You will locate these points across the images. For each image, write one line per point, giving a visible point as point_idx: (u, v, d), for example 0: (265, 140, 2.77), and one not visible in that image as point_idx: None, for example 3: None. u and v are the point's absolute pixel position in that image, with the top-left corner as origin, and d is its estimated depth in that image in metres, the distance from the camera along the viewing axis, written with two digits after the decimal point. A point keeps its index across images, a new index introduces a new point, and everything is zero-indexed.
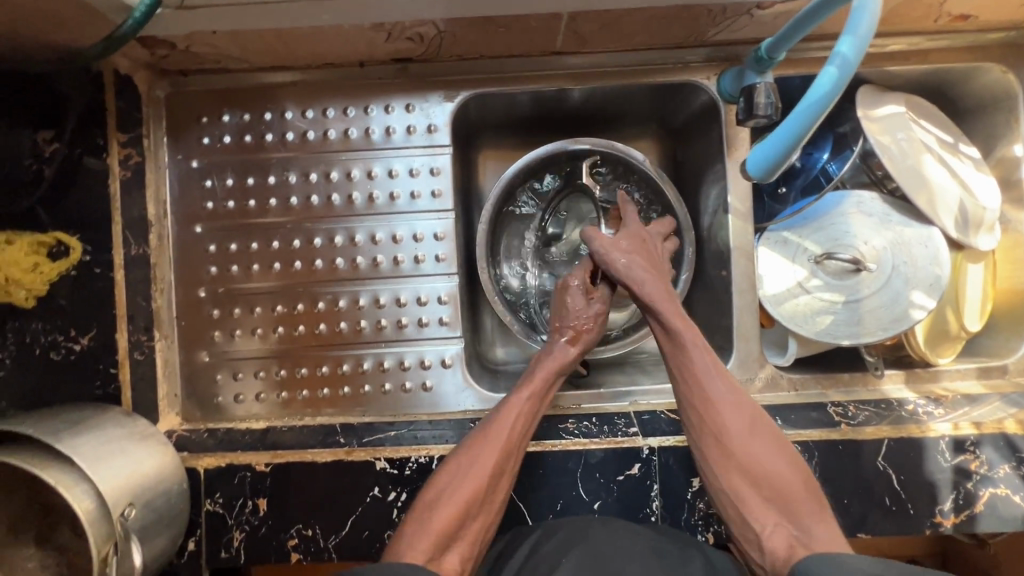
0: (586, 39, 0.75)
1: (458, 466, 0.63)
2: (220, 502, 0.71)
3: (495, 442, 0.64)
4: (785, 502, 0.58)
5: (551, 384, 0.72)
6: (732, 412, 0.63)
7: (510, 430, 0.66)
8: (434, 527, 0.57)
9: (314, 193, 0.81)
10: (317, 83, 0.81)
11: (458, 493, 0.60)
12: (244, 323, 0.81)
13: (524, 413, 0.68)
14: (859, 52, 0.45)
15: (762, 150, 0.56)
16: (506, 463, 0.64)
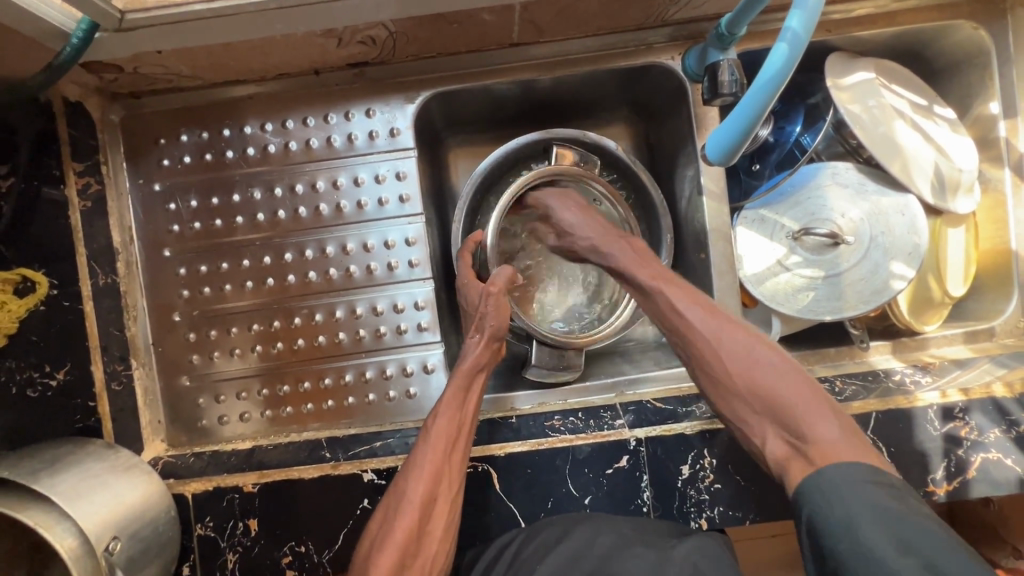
0: (543, 28, 0.73)
1: (392, 505, 0.62)
2: (211, 526, 0.71)
3: (422, 469, 0.63)
4: (788, 419, 0.56)
5: (469, 391, 0.71)
6: (727, 337, 0.61)
7: (438, 451, 0.65)
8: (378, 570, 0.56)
9: (280, 207, 0.80)
10: (273, 95, 0.79)
11: (398, 525, 0.59)
12: (222, 344, 0.80)
13: (446, 433, 0.66)
14: (808, 28, 0.44)
15: (722, 134, 0.55)
16: (437, 491, 0.63)
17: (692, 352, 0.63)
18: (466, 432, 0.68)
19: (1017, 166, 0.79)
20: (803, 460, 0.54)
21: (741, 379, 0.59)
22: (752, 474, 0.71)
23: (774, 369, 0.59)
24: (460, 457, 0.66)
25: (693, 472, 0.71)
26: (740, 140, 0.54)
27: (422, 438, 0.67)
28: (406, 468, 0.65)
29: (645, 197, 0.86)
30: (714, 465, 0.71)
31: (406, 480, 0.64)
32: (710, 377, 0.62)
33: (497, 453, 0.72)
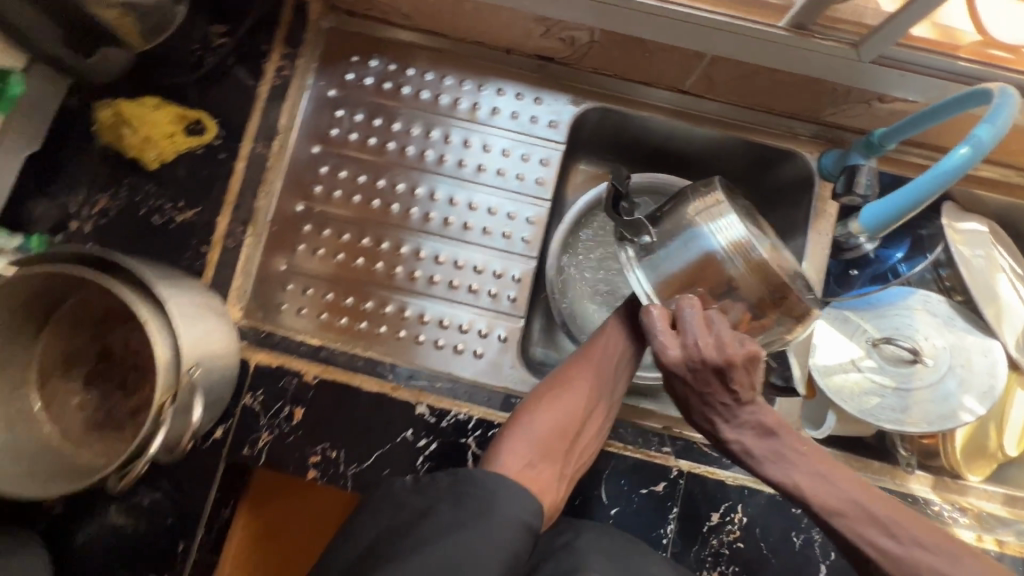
0: (714, 85, 0.82)
1: (551, 390, 0.73)
2: (259, 400, 0.73)
3: (586, 375, 0.73)
4: None
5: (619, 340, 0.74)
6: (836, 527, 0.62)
7: (604, 358, 0.74)
8: (521, 460, 0.67)
9: (430, 149, 0.85)
10: (462, 54, 0.87)
11: (542, 426, 0.69)
12: (328, 245, 0.83)
13: (612, 349, 0.74)
14: (993, 139, 0.55)
15: (881, 212, 0.66)
16: (597, 393, 0.73)
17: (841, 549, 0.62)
18: (632, 352, 0.75)
19: None
20: None
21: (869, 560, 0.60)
22: (775, 544, 0.72)
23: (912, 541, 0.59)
24: (623, 375, 0.75)
25: (720, 521, 0.72)
26: (891, 220, 0.66)
27: (572, 364, 0.74)
28: (551, 383, 0.73)
29: None
30: (743, 523, 0.72)
31: (547, 391, 0.73)
32: None
33: None
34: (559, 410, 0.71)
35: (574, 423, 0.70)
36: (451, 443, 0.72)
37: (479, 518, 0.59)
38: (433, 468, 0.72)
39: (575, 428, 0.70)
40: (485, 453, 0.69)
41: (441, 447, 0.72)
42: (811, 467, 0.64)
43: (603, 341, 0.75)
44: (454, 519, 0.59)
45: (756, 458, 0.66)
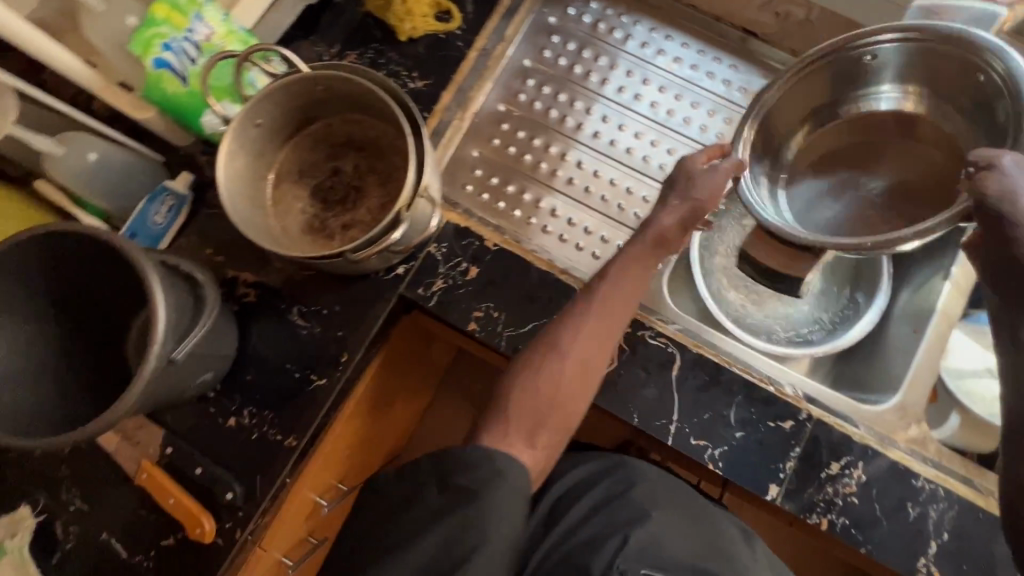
0: None
1: (544, 349, 0.70)
2: (442, 251, 0.81)
3: (589, 330, 0.70)
4: None
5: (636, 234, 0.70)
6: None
7: (584, 321, 0.71)
8: (532, 406, 0.68)
9: (625, 86, 0.95)
10: (673, 14, 0.97)
11: (541, 377, 0.69)
12: (519, 144, 0.92)
13: (619, 296, 0.72)
14: None
15: None
16: (600, 352, 0.71)
17: None
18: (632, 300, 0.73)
19: None
20: None
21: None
22: (889, 509, 0.73)
23: None
24: (625, 322, 0.73)
25: (839, 472, 0.74)
26: None
27: (570, 314, 0.72)
28: (535, 347, 0.71)
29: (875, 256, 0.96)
30: (861, 480, 0.74)
31: (559, 335, 0.71)
32: None
33: (691, 347, 0.78)
34: (572, 351, 0.70)
35: (589, 368, 0.70)
36: None
37: (482, 499, 0.62)
38: None
39: (577, 360, 0.70)
40: (495, 394, 0.71)
41: None
42: None
43: (603, 284, 0.73)
44: (438, 504, 0.64)
45: None
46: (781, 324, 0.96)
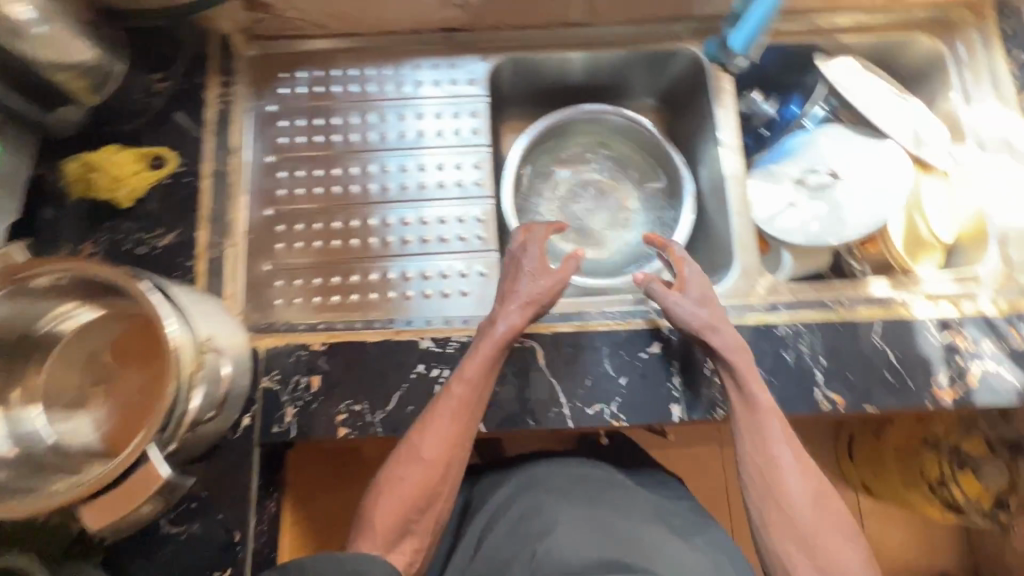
0: (596, 9, 0.95)
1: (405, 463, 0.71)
2: (276, 379, 0.78)
3: (448, 401, 0.72)
4: (821, 547, 0.67)
5: (516, 275, 0.79)
6: (835, 538, 0.68)
7: (453, 402, 0.73)
8: (407, 487, 0.70)
9: (371, 131, 0.95)
10: (379, 48, 0.97)
11: (424, 462, 0.71)
12: (304, 236, 0.90)
13: (470, 374, 0.73)
14: None
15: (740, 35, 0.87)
16: (469, 407, 0.73)
17: (755, 498, 0.71)
18: (483, 382, 0.74)
19: (980, 142, 0.95)
20: (806, 533, 0.68)
21: (818, 550, 0.67)
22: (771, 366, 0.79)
23: (796, 483, 0.70)
24: (483, 390, 0.74)
25: None
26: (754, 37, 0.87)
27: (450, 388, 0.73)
28: (424, 413, 0.74)
29: (659, 148, 1.09)
30: None
31: (444, 416, 0.72)
32: (784, 536, 0.68)
33: (541, 330, 0.80)
34: (438, 427, 0.72)
35: (439, 467, 0.71)
36: (462, 364, 0.78)
37: None
38: None
39: (444, 458, 0.71)
40: (358, 522, 0.71)
41: (454, 370, 0.78)
42: (770, 423, 0.72)
43: (470, 367, 0.73)
44: None
45: (767, 467, 0.71)
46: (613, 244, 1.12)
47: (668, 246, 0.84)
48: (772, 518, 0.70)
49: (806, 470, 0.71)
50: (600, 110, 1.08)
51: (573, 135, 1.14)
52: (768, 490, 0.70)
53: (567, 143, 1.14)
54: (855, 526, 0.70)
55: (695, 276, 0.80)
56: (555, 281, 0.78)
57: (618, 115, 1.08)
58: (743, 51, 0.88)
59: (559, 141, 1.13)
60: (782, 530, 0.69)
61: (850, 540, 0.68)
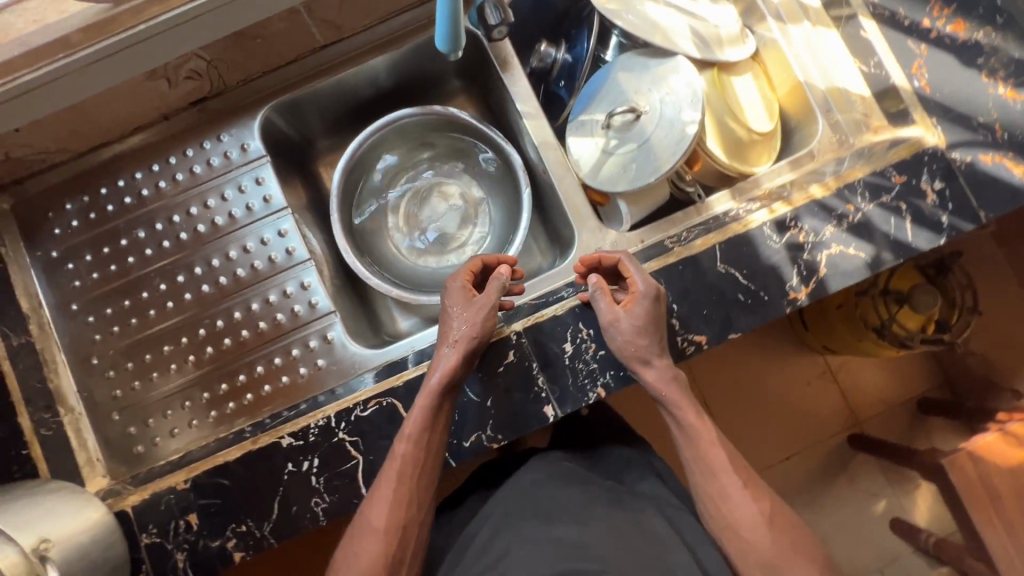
0: (339, 25, 0.86)
1: (355, 539, 0.69)
2: (155, 532, 0.75)
3: (394, 460, 0.71)
4: (782, 566, 0.67)
5: (449, 315, 0.78)
6: (788, 556, 0.67)
7: (399, 463, 0.70)
8: (361, 562, 0.67)
9: (164, 238, 0.88)
10: (137, 148, 0.89)
11: (374, 536, 0.68)
12: (140, 372, 0.86)
13: (415, 425, 0.71)
14: None
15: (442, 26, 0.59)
16: (416, 461, 0.71)
17: (716, 530, 0.72)
18: (433, 430, 0.72)
19: (775, 14, 0.90)
20: (768, 555, 0.68)
21: (783, 571, 0.67)
22: None
23: (748, 506, 0.70)
24: (435, 437, 0.72)
25: (575, 347, 0.76)
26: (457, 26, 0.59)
27: (399, 445, 0.71)
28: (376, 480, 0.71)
29: (475, 129, 1.01)
30: (592, 335, 0.77)
31: (387, 484, 0.70)
32: (749, 563, 0.68)
33: (394, 382, 0.78)
34: (382, 497, 0.69)
35: (395, 534, 0.68)
36: (328, 448, 0.75)
37: None
38: (327, 478, 0.75)
39: (397, 525, 0.68)
40: None
41: (322, 457, 0.75)
42: (707, 453, 0.73)
43: (414, 421, 0.71)
44: None
45: (712, 502, 0.72)
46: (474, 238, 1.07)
47: (617, 262, 0.77)
48: (732, 549, 0.70)
49: (756, 494, 0.71)
50: (399, 117, 0.99)
51: (390, 146, 1.05)
52: (725, 521, 0.71)
53: (390, 156, 1.06)
54: (804, 539, 0.69)
55: (648, 296, 0.73)
56: (482, 310, 0.76)
57: (409, 113, 0.98)
58: (451, 50, 0.62)
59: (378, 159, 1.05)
60: (739, 550, 0.69)
61: (806, 552, 0.68)
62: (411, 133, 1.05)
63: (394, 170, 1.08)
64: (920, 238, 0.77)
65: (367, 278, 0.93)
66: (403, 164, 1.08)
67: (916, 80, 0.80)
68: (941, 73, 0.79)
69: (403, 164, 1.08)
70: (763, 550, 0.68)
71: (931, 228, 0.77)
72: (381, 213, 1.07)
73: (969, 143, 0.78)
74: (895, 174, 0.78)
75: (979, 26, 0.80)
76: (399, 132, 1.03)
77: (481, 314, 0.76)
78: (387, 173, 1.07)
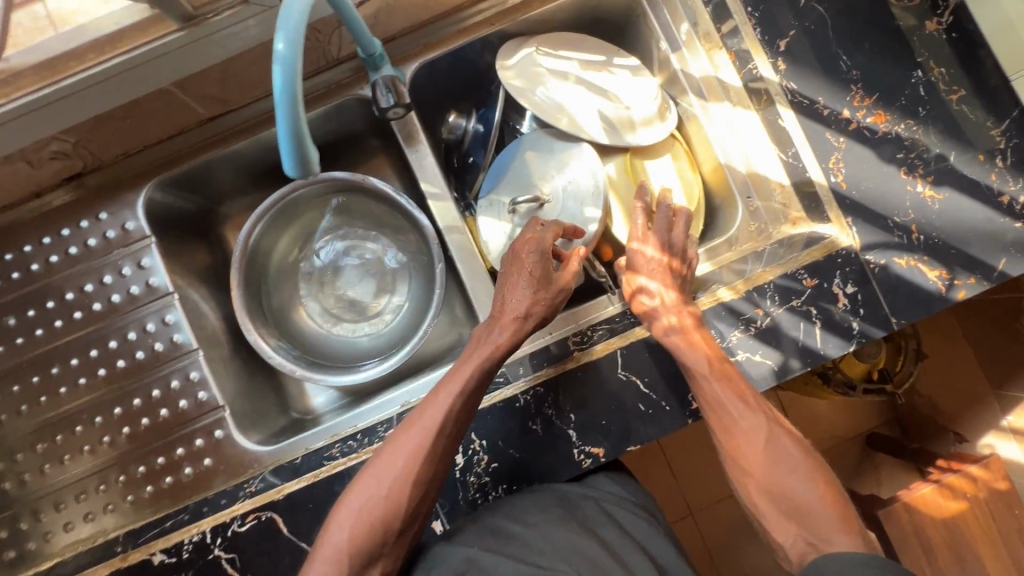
0: (223, 99, 0.79)
1: (361, 497, 0.63)
2: None
3: (400, 444, 0.65)
4: (798, 504, 0.62)
5: (510, 279, 0.72)
6: (805, 486, 0.62)
7: (400, 446, 0.65)
8: (349, 536, 0.61)
9: (37, 326, 0.82)
10: (10, 228, 0.83)
11: (349, 525, 0.62)
12: (12, 471, 0.81)
13: (415, 435, 0.65)
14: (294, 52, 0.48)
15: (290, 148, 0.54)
16: (422, 442, 0.64)
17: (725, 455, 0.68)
18: (440, 431, 0.65)
19: (697, 89, 0.85)
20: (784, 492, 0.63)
21: (795, 502, 0.62)
22: (521, 444, 0.73)
23: (755, 439, 0.66)
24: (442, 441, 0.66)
25: (467, 459, 0.73)
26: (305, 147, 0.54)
27: (394, 439, 0.65)
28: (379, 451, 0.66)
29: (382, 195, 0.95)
30: (485, 446, 0.73)
31: (402, 449, 0.64)
32: (759, 493, 0.64)
33: (276, 494, 0.74)
34: (382, 479, 0.63)
35: (379, 510, 0.62)
36: (202, 565, 0.72)
37: None
38: None
39: (407, 498, 0.64)
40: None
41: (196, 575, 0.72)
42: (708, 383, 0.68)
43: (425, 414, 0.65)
44: None
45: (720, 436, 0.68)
46: (395, 304, 1.01)
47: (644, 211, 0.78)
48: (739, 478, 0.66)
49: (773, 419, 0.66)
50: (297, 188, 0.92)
51: (296, 214, 0.99)
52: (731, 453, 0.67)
53: (299, 225, 1.00)
54: (813, 464, 0.64)
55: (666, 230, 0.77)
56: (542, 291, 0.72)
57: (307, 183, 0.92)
58: (305, 168, 0.57)
59: (284, 230, 0.99)
60: (745, 478, 0.65)
61: (822, 489, 0.62)
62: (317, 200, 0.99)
63: (305, 237, 1.02)
64: (829, 345, 0.74)
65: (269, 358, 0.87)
66: (312, 233, 1.02)
67: (833, 176, 0.76)
68: (859, 169, 0.76)
69: (313, 233, 1.02)
70: (776, 485, 0.63)
71: (840, 334, 0.73)
72: (293, 285, 1.01)
73: (884, 245, 0.74)
74: (806, 276, 0.74)
75: (900, 118, 0.76)
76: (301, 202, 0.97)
77: (534, 293, 0.71)
78: (297, 243, 1.01)
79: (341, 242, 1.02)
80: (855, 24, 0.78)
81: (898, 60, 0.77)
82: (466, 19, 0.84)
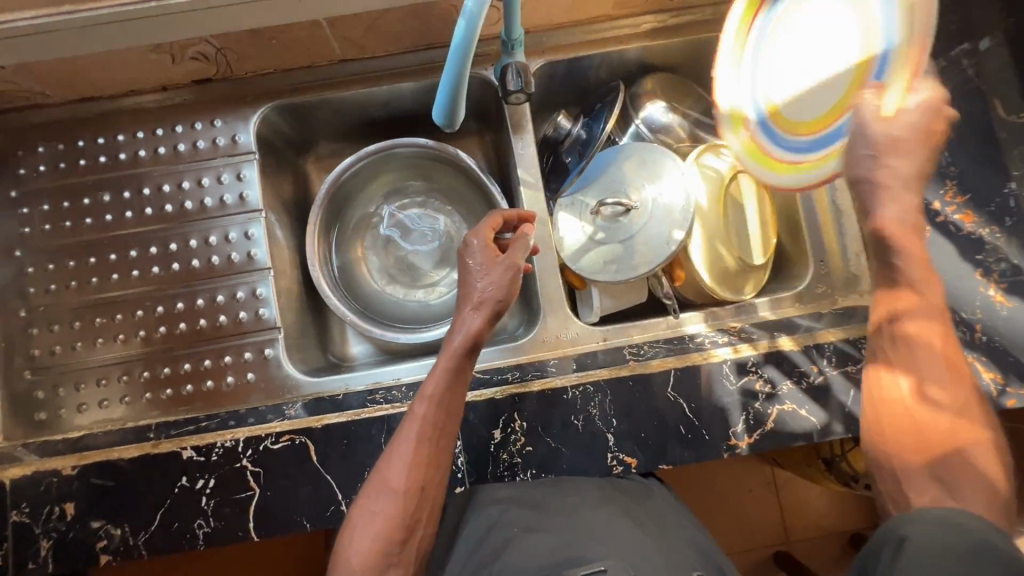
0: (361, 45, 0.84)
1: (374, 485, 0.63)
2: (26, 512, 0.72)
3: (407, 433, 0.64)
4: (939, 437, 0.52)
5: (470, 274, 0.73)
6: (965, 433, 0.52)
7: (410, 439, 0.64)
8: (377, 522, 0.61)
9: (127, 208, 0.85)
10: (129, 111, 0.87)
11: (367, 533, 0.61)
12: (63, 338, 0.82)
13: (420, 420, 0.65)
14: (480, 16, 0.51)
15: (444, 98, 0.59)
16: (429, 431, 0.64)
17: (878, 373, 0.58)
18: (441, 413, 0.65)
19: None
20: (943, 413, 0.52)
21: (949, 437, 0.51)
22: (560, 434, 0.74)
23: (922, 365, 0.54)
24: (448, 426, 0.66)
25: (504, 436, 0.74)
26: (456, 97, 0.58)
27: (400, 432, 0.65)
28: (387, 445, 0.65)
29: (471, 175, 0.99)
30: (524, 428, 0.75)
31: (405, 437, 0.64)
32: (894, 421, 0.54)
33: (313, 424, 0.75)
34: (394, 470, 0.63)
35: (397, 494, 0.62)
36: (228, 472, 0.73)
37: None
38: (218, 503, 0.72)
39: (418, 484, 0.63)
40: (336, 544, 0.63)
41: (220, 479, 0.73)
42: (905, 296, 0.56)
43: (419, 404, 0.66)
44: None
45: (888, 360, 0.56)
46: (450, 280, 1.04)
47: None
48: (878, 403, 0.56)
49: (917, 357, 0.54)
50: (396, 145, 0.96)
51: (383, 171, 1.03)
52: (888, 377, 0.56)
53: (382, 182, 1.04)
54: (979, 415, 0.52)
55: None
56: (506, 271, 0.73)
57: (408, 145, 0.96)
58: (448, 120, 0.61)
59: (369, 182, 1.03)
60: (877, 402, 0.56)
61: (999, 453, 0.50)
62: (409, 163, 1.03)
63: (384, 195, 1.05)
64: None
65: (327, 294, 0.89)
66: (393, 193, 1.06)
67: None
68: (936, 258, 0.79)
69: (392, 193, 1.06)
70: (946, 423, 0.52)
71: None
72: (359, 235, 1.04)
73: None
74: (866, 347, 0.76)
75: (987, 222, 0.79)
76: (392, 161, 1.01)
77: (497, 276, 0.72)
78: (375, 198, 1.05)
79: (416, 208, 1.06)
80: (961, 125, 0.81)
81: (995, 168, 0.80)
82: (599, 31, 0.89)
